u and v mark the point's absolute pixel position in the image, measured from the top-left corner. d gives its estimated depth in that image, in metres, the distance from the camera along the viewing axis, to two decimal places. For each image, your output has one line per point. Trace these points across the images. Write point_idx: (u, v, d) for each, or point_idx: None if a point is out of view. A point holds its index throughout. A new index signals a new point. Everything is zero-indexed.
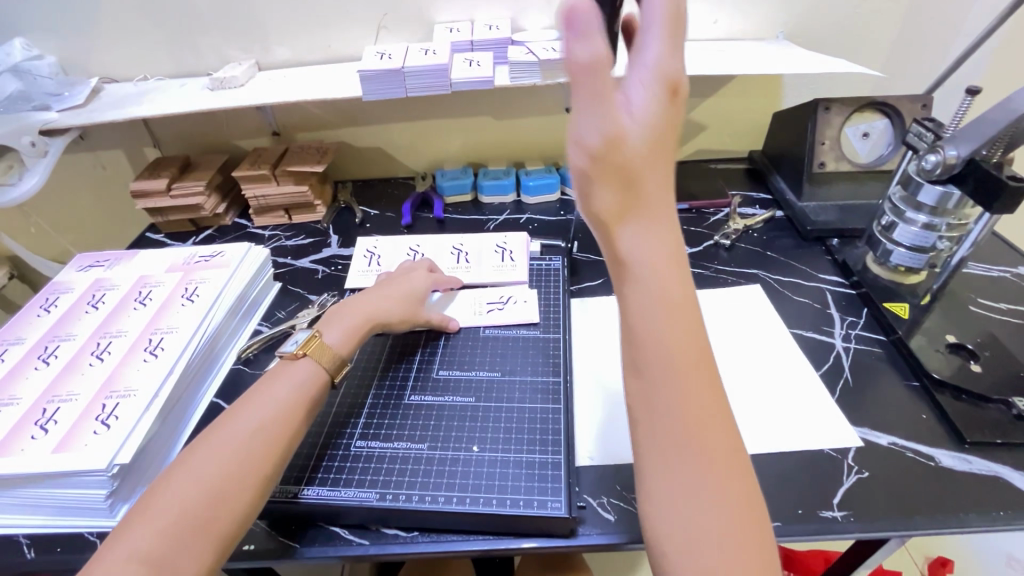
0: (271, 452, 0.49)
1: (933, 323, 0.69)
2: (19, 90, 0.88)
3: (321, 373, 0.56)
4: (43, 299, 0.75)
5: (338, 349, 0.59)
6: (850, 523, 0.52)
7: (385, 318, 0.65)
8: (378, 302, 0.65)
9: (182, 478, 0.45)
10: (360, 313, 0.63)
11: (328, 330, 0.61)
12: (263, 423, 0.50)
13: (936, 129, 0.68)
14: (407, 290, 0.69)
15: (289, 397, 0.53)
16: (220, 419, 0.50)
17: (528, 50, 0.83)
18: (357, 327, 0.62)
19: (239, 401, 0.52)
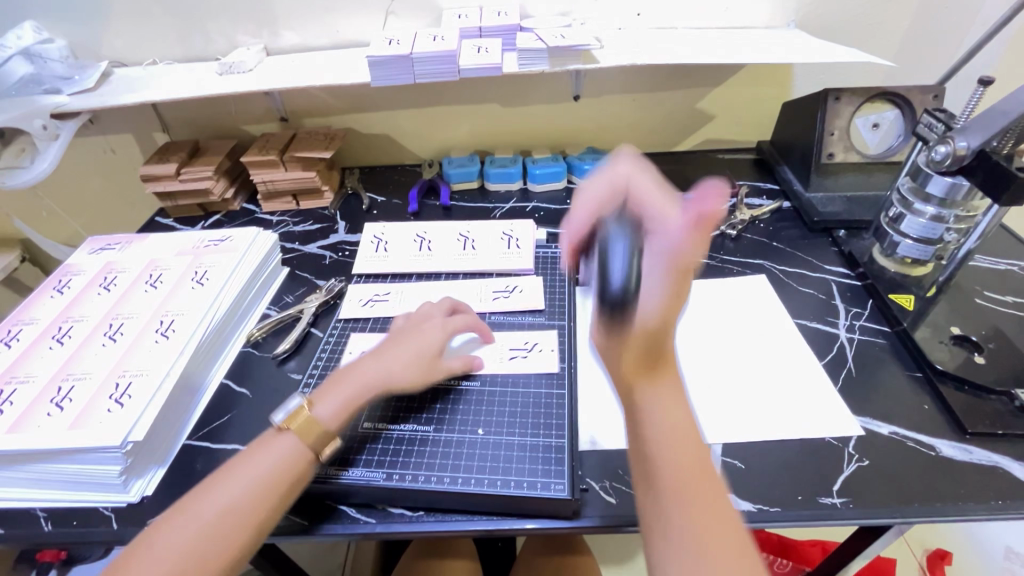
0: (243, 532, 0.47)
1: (938, 315, 0.70)
2: (30, 74, 0.88)
3: (300, 451, 0.52)
4: (55, 281, 0.76)
5: (325, 426, 0.54)
6: (848, 509, 0.52)
7: (384, 387, 0.57)
8: (382, 366, 0.58)
9: (156, 551, 0.45)
10: (357, 384, 0.57)
11: (322, 399, 0.55)
12: (240, 499, 0.48)
13: (947, 120, 0.68)
14: (419, 347, 0.60)
15: (269, 474, 0.50)
16: (205, 483, 0.50)
17: (537, 37, 0.82)
18: (349, 400, 0.56)
19: (227, 468, 0.51)
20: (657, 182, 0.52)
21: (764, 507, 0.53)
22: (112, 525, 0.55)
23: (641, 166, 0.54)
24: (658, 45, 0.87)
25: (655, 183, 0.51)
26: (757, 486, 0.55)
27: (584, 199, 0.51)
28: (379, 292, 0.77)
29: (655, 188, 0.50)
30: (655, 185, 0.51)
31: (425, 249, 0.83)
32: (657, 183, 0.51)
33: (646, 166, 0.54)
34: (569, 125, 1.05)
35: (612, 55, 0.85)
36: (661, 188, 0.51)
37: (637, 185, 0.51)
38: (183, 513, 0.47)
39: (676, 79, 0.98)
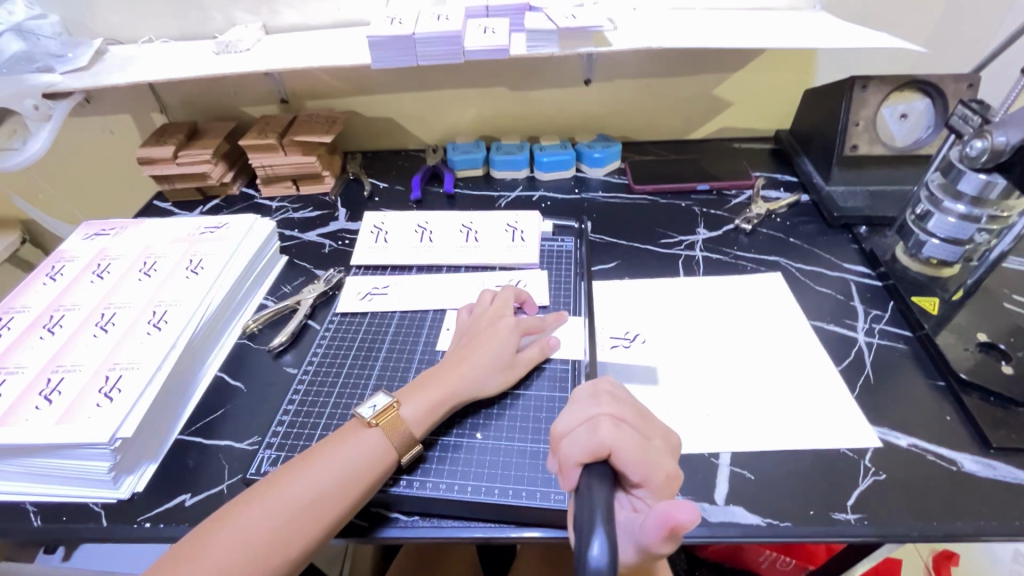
0: (312, 530, 0.46)
1: (964, 319, 0.66)
2: (23, 51, 0.85)
3: (387, 449, 0.51)
4: (48, 267, 0.74)
5: (413, 427, 0.53)
6: (864, 526, 0.50)
7: (476, 390, 0.57)
8: (466, 373, 0.57)
9: (232, 531, 0.44)
10: (443, 385, 0.56)
11: (407, 400, 0.55)
12: (317, 495, 0.47)
13: (984, 112, 0.63)
14: (501, 350, 0.59)
15: (348, 471, 0.49)
16: (284, 469, 0.49)
17: (546, 17, 0.78)
18: (438, 402, 0.55)
19: (325, 446, 0.51)
20: (641, 443, 0.41)
21: (774, 522, 0.50)
22: (101, 522, 0.54)
23: (619, 407, 0.44)
24: (675, 27, 0.83)
25: (633, 440, 0.41)
26: (766, 499, 0.52)
27: (569, 423, 0.43)
28: (378, 285, 0.74)
29: (636, 449, 0.40)
30: (641, 449, 0.40)
31: (426, 240, 0.80)
32: (642, 446, 0.41)
33: (627, 409, 0.44)
34: (579, 110, 1.01)
35: (626, 37, 0.81)
36: (646, 456, 0.40)
37: (618, 431, 0.41)
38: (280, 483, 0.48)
39: (692, 63, 0.94)
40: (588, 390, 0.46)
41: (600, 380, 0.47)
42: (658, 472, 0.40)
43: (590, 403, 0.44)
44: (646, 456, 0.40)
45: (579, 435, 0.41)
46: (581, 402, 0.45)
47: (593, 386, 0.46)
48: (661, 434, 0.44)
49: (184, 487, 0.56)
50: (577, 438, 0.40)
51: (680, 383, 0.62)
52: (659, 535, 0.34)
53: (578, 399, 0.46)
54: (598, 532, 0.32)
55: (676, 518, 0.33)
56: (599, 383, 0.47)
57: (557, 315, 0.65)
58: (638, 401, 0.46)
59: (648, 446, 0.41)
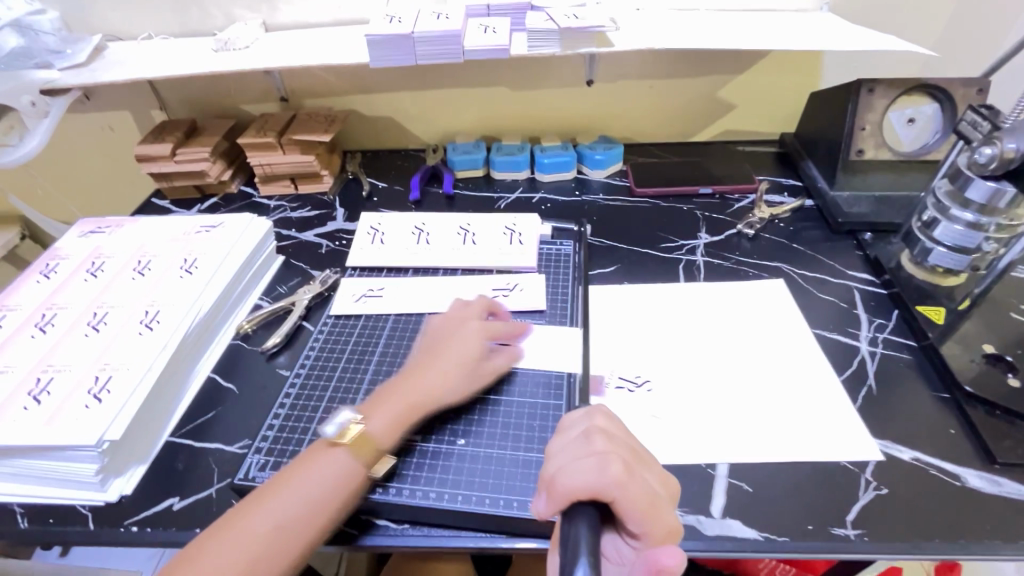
0: (289, 556, 0.46)
1: (970, 329, 0.64)
2: (21, 47, 0.83)
3: (358, 464, 0.50)
4: (42, 265, 0.74)
5: (381, 439, 0.52)
6: (864, 542, 0.49)
7: (445, 397, 0.56)
8: (431, 386, 0.56)
9: (205, 567, 0.43)
10: (408, 399, 0.55)
11: (374, 414, 0.54)
12: (293, 519, 0.47)
13: (994, 117, 0.62)
14: (462, 357, 0.58)
15: (323, 493, 0.48)
16: (253, 497, 0.48)
17: (548, 17, 0.77)
18: (404, 412, 0.54)
19: (309, 456, 0.51)
20: (649, 493, 0.40)
21: (771, 536, 0.49)
22: (88, 525, 0.53)
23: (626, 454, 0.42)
24: (678, 28, 0.82)
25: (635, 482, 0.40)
26: (765, 512, 0.51)
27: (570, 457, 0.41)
28: (374, 288, 0.74)
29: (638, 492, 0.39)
30: (647, 500, 0.39)
31: (423, 242, 0.79)
32: (650, 497, 0.39)
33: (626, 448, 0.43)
34: (581, 112, 0.99)
35: (628, 37, 0.80)
36: (651, 508, 0.39)
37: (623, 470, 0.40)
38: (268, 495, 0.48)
39: (696, 65, 0.92)
40: (581, 435, 0.44)
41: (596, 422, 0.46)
42: (660, 527, 0.39)
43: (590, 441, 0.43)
44: (652, 508, 0.39)
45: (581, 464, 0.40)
46: (572, 445, 0.44)
47: (588, 427, 0.45)
48: (661, 478, 0.43)
49: (173, 490, 0.55)
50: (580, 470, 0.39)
51: (677, 391, 0.61)
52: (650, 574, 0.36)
53: (569, 440, 0.44)
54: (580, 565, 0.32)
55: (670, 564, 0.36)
56: (592, 421, 0.46)
57: (519, 324, 0.65)
58: (633, 443, 0.44)
59: (655, 497, 0.40)
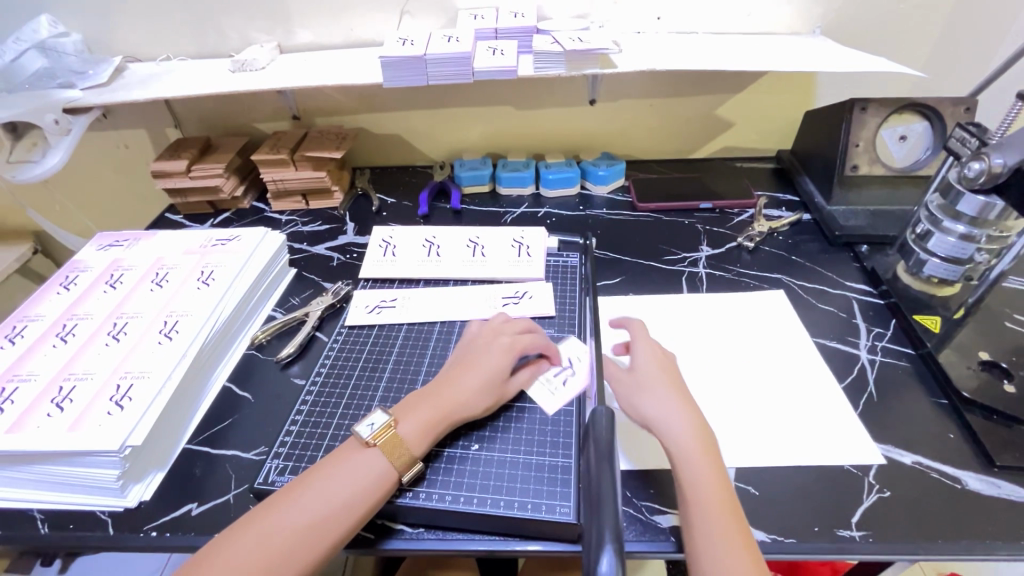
0: (307, 556, 0.46)
1: (966, 338, 0.67)
2: (45, 67, 0.87)
3: (388, 469, 0.51)
4: (62, 277, 0.75)
5: (412, 446, 0.53)
6: (868, 543, 0.50)
7: (471, 410, 0.56)
8: (463, 393, 0.57)
9: (224, 559, 0.44)
10: (439, 406, 0.55)
11: (406, 417, 0.54)
12: (315, 517, 0.47)
13: (981, 135, 0.65)
14: (494, 368, 0.59)
15: (344, 493, 0.49)
16: (286, 492, 0.49)
17: (553, 40, 0.81)
18: (435, 420, 0.55)
19: (337, 457, 0.52)
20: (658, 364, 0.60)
21: (779, 538, 0.50)
22: (108, 530, 0.54)
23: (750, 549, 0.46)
24: (679, 51, 0.85)
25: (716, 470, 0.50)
26: (772, 515, 0.52)
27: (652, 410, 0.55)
28: (386, 299, 0.75)
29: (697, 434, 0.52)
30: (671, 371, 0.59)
31: (434, 255, 0.81)
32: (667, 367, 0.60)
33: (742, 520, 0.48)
34: (584, 130, 1.03)
35: (631, 59, 0.83)
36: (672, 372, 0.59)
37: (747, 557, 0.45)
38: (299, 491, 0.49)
39: (695, 85, 0.96)
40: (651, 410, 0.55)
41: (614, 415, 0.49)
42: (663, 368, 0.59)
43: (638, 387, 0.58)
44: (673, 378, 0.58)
45: (712, 530, 0.46)
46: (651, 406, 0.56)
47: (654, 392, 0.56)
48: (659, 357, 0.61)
49: (190, 496, 0.56)
50: (671, 431, 0.53)
51: None
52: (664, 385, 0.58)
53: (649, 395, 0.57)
54: (607, 548, 0.38)
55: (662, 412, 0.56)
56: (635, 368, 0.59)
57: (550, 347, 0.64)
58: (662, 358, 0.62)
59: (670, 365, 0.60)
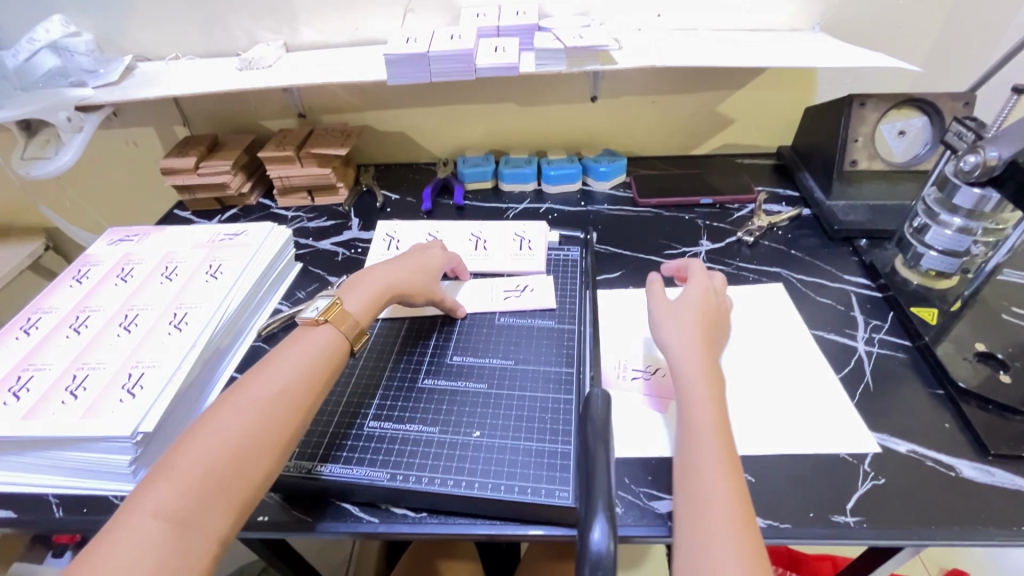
0: (285, 421, 0.48)
1: (962, 330, 0.67)
2: (58, 66, 0.89)
3: (340, 338, 0.56)
4: (74, 270, 0.77)
5: (357, 316, 0.59)
6: (862, 528, 0.51)
7: (402, 288, 0.65)
8: (398, 275, 0.65)
9: (202, 440, 0.44)
10: (378, 283, 0.63)
11: (346, 296, 0.61)
12: (283, 391, 0.49)
13: (978, 128, 0.65)
14: (424, 265, 0.68)
15: (307, 366, 0.52)
16: (245, 379, 0.50)
17: (555, 37, 0.82)
18: (375, 295, 0.62)
19: (281, 344, 0.55)
20: (707, 300, 0.63)
21: (775, 524, 0.51)
22: None
23: (732, 470, 0.47)
24: (679, 47, 0.86)
25: (715, 398, 0.53)
26: (768, 501, 0.53)
27: (668, 342, 0.59)
28: None
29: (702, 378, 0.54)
30: (707, 309, 0.61)
31: None
32: (709, 306, 0.62)
33: (737, 466, 0.48)
34: (586, 126, 1.04)
35: (631, 56, 0.84)
36: (710, 312, 0.61)
37: (726, 472, 0.47)
38: (257, 375, 0.50)
39: (696, 82, 0.97)
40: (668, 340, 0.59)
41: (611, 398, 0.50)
42: (698, 300, 0.62)
43: (664, 320, 0.61)
44: (710, 316, 0.61)
45: (701, 454, 0.49)
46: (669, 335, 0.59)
47: (679, 322, 0.60)
48: (707, 292, 0.63)
49: None
50: (676, 360, 0.57)
51: None
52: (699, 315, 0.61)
53: (670, 325, 0.60)
54: (598, 519, 0.41)
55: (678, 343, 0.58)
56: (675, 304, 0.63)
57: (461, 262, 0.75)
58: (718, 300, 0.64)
59: (714, 310, 0.62)
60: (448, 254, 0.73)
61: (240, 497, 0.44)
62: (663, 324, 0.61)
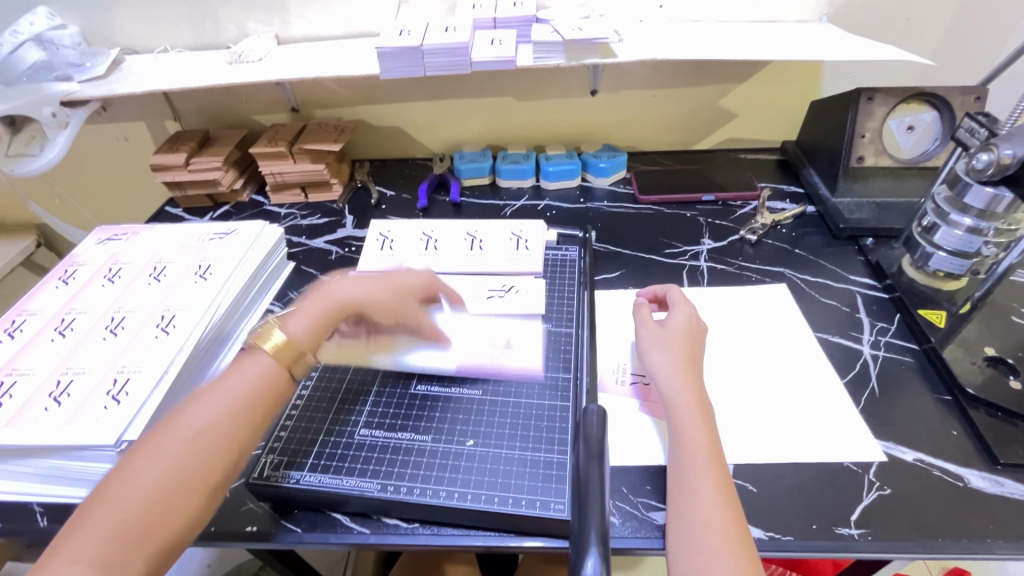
0: (217, 458, 0.47)
1: (971, 333, 0.65)
2: (42, 60, 0.86)
3: (274, 364, 0.52)
4: (60, 271, 0.76)
5: (298, 338, 0.54)
6: (867, 541, 0.49)
7: (359, 307, 0.60)
8: (347, 290, 0.60)
9: (129, 481, 0.43)
10: (327, 302, 0.59)
11: (289, 316, 0.57)
12: (214, 426, 0.47)
13: (991, 125, 0.63)
14: (377, 270, 0.63)
15: (242, 399, 0.50)
16: (181, 409, 0.49)
17: (552, 29, 0.79)
18: (321, 314, 0.57)
19: (223, 370, 0.52)
20: (688, 323, 0.61)
21: (777, 536, 0.50)
22: None
23: (732, 503, 0.46)
24: (681, 39, 0.83)
25: (710, 427, 0.52)
26: (771, 512, 0.52)
27: (659, 367, 0.57)
28: None
29: (693, 398, 0.53)
30: (689, 331, 0.60)
31: (432, 248, 0.81)
32: (691, 327, 0.61)
33: (735, 501, 0.47)
34: (585, 121, 1.02)
35: (631, 48, 0.81)
36: (690, 332, 0.60)
37: (726, 505, 0.46)
38: (193, 407, 0.48)
39: (698, 74, 0.94)
40: (653, 365, 0.58)
41: (607, 414, 0.50)
42: (681, 322, 0.61)
43: (656, 344, 0.60)
44: (693, 335, 0.60)
45: (701, 488, 0.47)
46: (661, 362, 0.58)
47: (667, 346, 0.59)
48: (688, 314, 0.62)
49: None
50: (669, 386, 0.55)
51: None
52: (682, 337, 0.60)
53: (658, 349, 0.59)
54: (591, 551, 0.39)
55: (669, 372, 0.56)
56: (665, 328, 0.61)
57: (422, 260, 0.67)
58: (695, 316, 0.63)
59: (693, 327, 0.61)
60: (417, 258, 0.67)
61: (163, 543, 0.43)
62: (653, 349, 0.59)
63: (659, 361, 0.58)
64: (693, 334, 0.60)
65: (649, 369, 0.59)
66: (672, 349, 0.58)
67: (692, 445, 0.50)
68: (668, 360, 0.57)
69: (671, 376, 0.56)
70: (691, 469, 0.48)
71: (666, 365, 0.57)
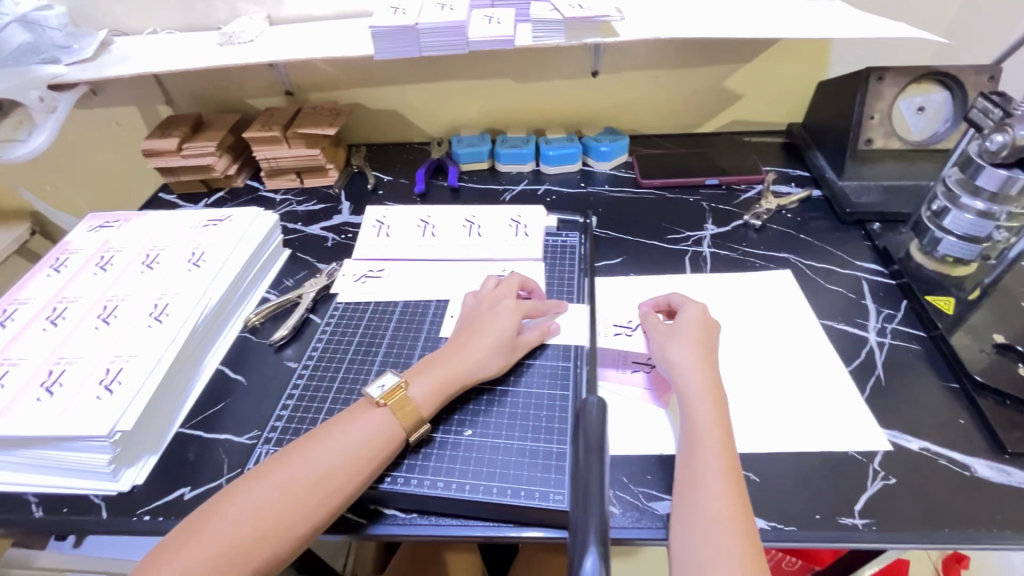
0: (319, 505, 0.46)
1: (979, 320, 0.64)
2: (28, 42, 0.84)
3: (393, 425, 0.51)
4: (52, 259, 0.74)
5: (420, 407, 0.53)
6: (871, 531, 0.48)
7: (474, 375, 0.57)
8: (468, 357, 0.57)
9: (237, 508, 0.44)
10: (449, 368, 0.56)
11: (414, 378, 0.55)
12: (326, 472, 0.47)
13: (1005, 105, 0.61)
14: (502, 331, 0.59)
15: (357, 449, 0.49)
16: (304, 442, 0.49)
17: (552, 7, 0.77)
18: (444, 385, 0.55)
19: (350, 412, 0.52)
20: (699, 320, 0.60)
21: (780, 526, 0.49)
22: (101, 514, 0.54)
23: (740, 498, 0.45)
24: (685, 17, 0.81)
25: (721, 421, 0.50)
26: (773, 502, 0.51)
27: (675, 359, 0.56)
28: (374, 269, 0.76)
29: (703, 389, 0.52)
30: (701, 325, 0.59)
31: (430, 235, 0.79)
32: (703, 322, 0.60)
33: (744, 496, 0.46)
34: (587, 103, 0.99)
35: (634, 27, 0.79)
36: (703, 328, 0.59)
37: (736, 500, 0.45)
38: (311, 444, 0.49)
39: (702, 54, 0.91)
40: (665, 358, 0.57)
41: (607, 406, 0.49)
42: (693, 318, 0.60)
43: (671, 338, 0.59)
44: (705, 329, 0.59)
45: (711, 483, 0.46)
46: (677, 356, 0.56)
47: (682, 340, 0.57)
48: (699, 310, 0.61)
49: (183, 480, 0.56)
50: (684, 379, 0.54)
51: None
52: (694, 331, 0.58)
53: (672, 342, 0.58)
54: (591, 549, 0.38)
55: (684, 365, 0.55)
56: (680, 323, 0.60)
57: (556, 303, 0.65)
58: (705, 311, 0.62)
59: (704, 323, 0.60)
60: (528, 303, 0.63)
61: None
62: (667, 343, 0.58)
63: (675, 355, 0.57)
64: (710, 333, 0.59)
65: (664, 362, 0.57)
66: (686, 343, 0.57)
67: (704, 439, 0.49)
68: (683, 354, 0.56)
69: (686, 369, 0.55)
70: (703, 464, 0.47)
71: (681, 358, 0.56)
